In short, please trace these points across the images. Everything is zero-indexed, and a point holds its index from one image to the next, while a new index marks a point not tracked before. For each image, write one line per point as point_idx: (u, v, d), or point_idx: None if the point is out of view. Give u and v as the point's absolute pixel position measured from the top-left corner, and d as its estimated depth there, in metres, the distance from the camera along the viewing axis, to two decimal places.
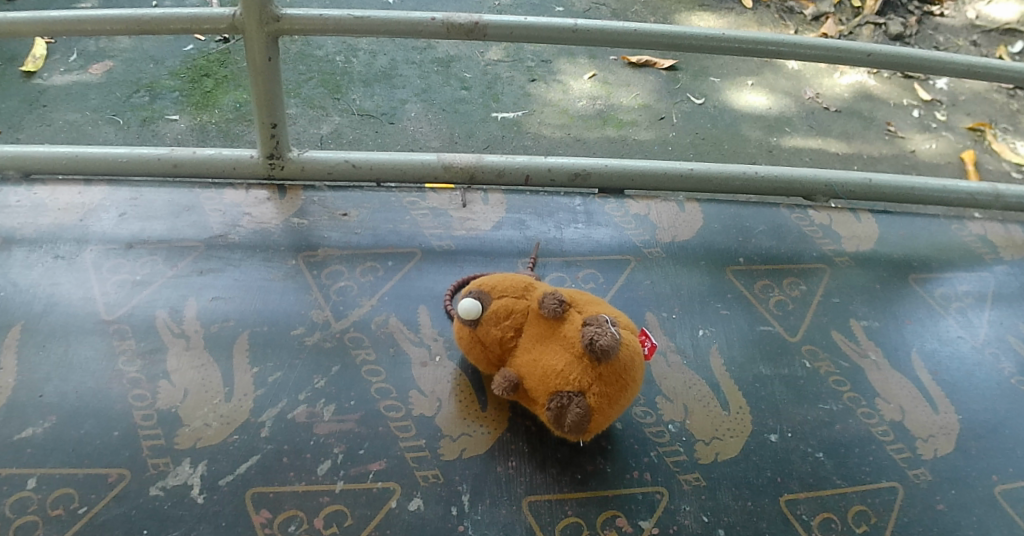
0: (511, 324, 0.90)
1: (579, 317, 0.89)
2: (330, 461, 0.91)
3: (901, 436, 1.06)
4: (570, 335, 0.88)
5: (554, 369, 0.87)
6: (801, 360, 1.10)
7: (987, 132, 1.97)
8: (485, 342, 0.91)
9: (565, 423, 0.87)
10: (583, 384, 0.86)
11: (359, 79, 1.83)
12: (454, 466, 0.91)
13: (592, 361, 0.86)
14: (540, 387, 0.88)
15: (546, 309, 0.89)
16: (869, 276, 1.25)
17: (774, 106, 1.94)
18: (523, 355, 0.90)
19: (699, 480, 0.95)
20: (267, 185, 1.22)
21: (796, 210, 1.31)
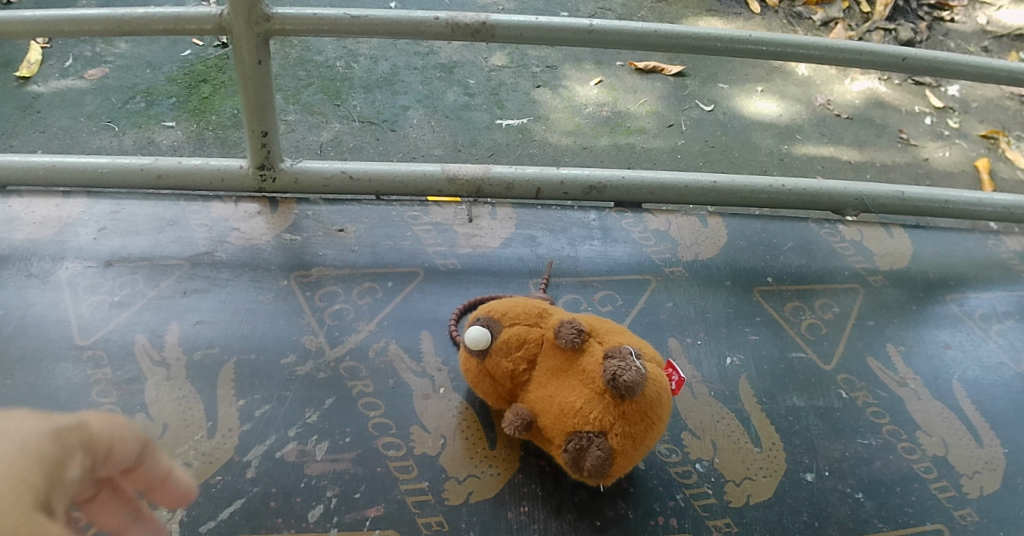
0: (523, 355, 0.82)
1: (599, 348, 0.80)
2: (322, 506, 0.83)
3: (946, 473, 0.97)
4: (590, 368, 0.79)
5: (572, 406, 0.78)
6: (837, 389, 1.00)
7: (1001, 140, 1.89)
8: (495, 375, 0.83)
9: (585, 467, 0.78)
10: (605, 424, 0.77)
11: (360, 85, 1.75)
12: (460, 512, 0.82)
13: (614, 398, 0.77)
14: (556, 426, 0.79)
15: (563, 339, 0.80)
16: (905, 295, 1.16)
17: (785, 114, 1.85)
18: (537, 389, 0.81)
19: (730, 526, 0.86)
20: (259, 197, 1.14)
21: (826, 225, 1.22)
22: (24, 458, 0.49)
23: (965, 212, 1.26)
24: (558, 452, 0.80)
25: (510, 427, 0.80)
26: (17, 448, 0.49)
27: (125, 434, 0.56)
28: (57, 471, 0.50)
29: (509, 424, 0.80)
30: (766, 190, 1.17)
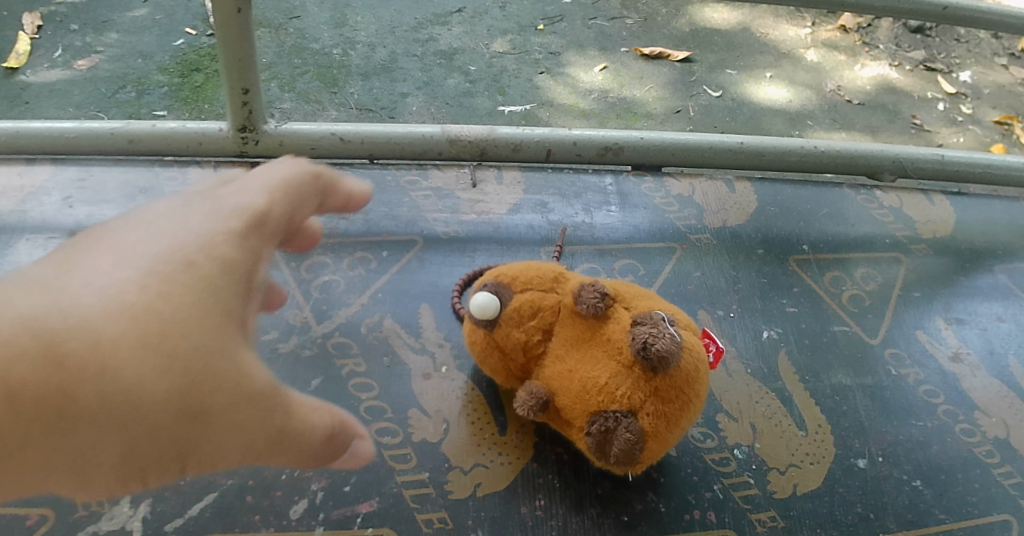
0: (538, 325, 0.71)
1: (626, 314, 0.69)
2: (306, 501, 0.72)
3: (1011, 457, 0.86)
4: (615, 337, 0.68)
5: (595, 381, 0.67)
6: (885, 365, 0.90)
7: (1017, 126, 1.73)
8: (506, 347, 0.72)
9: (612, 452, 0.67)
10: (634, 402, 0.66)
11: (358, 72, 1.58)
12: (466, 506, 0.71)
13: (645, 371, 0.67)
14: (576, 406, 0.68)
15: (584, 304, 0.69)
16: (952, 266, 1.05)
17: (795, 99, 1.70)
18: (554, 363, 0.70)
19: (775, 520, 0.75)
20: (240, 162, 1.04)
21: (862, 191, 1.11)
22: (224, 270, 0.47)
23: (1010, 177, 1.16)
24: (579, 435, 0.69)
25: (524, 407, 0.69)
26: (217, 263, 0.47)
27: (298, 199, 0.54)
28: (249, 280, 0.48)
29: (522, 403, 0.69)
30: (797, 151, 1.07)
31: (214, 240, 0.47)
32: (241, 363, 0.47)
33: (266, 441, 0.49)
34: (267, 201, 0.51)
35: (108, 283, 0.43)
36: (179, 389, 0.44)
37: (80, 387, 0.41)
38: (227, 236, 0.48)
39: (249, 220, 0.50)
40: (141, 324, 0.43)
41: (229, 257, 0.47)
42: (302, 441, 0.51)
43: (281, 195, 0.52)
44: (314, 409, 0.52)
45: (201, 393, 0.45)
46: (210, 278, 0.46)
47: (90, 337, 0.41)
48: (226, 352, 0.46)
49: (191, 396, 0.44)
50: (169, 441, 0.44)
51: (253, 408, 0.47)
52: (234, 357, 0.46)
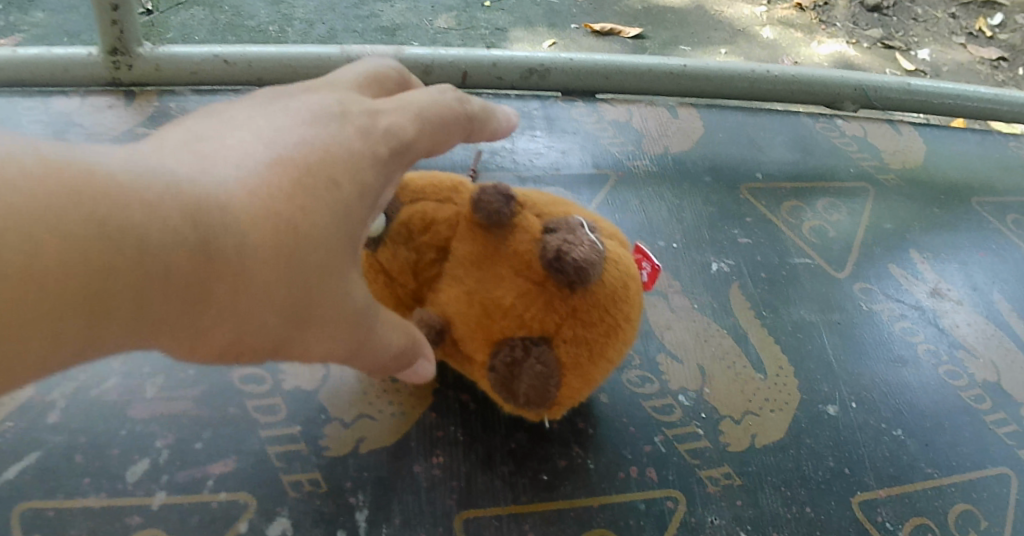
0: (429, 241, 0.57)
1: (534, 220, 0.56)
2: (148, 461, 0.57)
3: (1003, 403, 0.74)
4: (523, 249, 0.55)
5: (499, 304, 0.54)
6: (854, 301, 0.78)
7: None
8: (391, 269, 0.57)
9: (522, 390, 0.54)
10: (547, 325, 0.54)
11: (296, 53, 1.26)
12: (346, 467, 0.58)
13: (560, 288, 0.54)
14: (478, 335, 0.55)
15: (483, 210, 0.55)
16: (925, 198, 0.94)
17: None
18: (447, 286, 0.56)
19: (731, 477, 0.62)
20: (112, 90, 0.88)
21: (822, 120, 0.99)
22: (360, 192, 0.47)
23: (985, 112, 1.05)
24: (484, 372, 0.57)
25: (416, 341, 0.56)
26: (357, 188, 0.47)
27: (440, 136, 0.53)
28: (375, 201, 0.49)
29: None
30: (747, 76, 0.95)
31: (362, 163, 0.47)
32: (349, 284, 0.47)
33: (351, 355, 0.50)
34: (412, 133, 0.51)
35: (261, 180, 0.43)
36: (302, 300, 0.45)
37: (225, 282, 0.42)
38: (366, 163, 0.48)
39: (394, 145, 0.50)
40: (285, 233, 0.43)
41: (363, 183, 0.47)
42: (393, 363, 0.53)
43: (428, 125, 0.52)
44: (405, 336, 0.52)
45: (315, 307, 0.46)
46: (345, 201, 0.46)
47: (244, 234, 0.42)
48: (338, 272, 0.46)
49: (304, 310, 0.45)
50: (274, 339, 0.45)
51: (352, 327, 0.48)
52: (345, 279, 0.47)
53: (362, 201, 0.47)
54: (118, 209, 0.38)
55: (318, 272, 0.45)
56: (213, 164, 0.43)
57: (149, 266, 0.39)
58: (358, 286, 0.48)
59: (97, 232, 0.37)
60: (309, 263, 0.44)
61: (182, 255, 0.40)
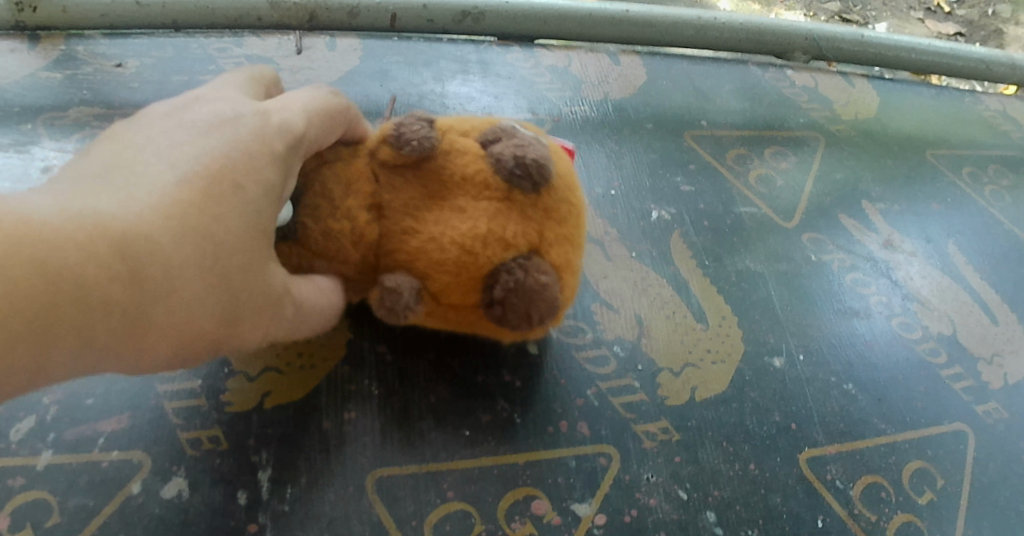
0: (363, 198, 0.51)
1: (461, 138, 0.53)
2: (33, 418, 0.51)
3: (957, 355, 0.72)
4: (469, 170, 0.52)
5: (475, 234, 0.51)
6: (802, 250, 0.74)
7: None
8: (325, 251, 0.51)
9: (534, 310, 0.51)
10: (530, 233, 0.52)
11: None
12: (249, 423, 0.52)
13: (525, 194, 0.52)
14: (463, 276, 0.51)
15: (407, 146, 0.51)
16: (877, 149, 0.91)
17: None
18: (401, 241, 0.51)
19: (668, 433, 0.59)
20: (16, 33, 0.80)
21: (772, 69, 0.95)
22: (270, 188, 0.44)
23: (940, 64, 1.02)
24: (477, 312, 0.53)
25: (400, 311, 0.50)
26: (265, 185, 0.44)
27: (330, 114, 0.50)
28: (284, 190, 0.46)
29: (393, 308, 0.50)
30: (693, 23, 0.91)
31: (263, 161, 0.44)
32: (277, 273, 0.45)
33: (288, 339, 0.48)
34: (306, 125, 0.48)
35: (172, 197, 0.40)
36: (239, 307, 0.43)
37: (160, 305, 0.40)
38: (270, 154, 0.45)
39: (290, 140, 0.47)
40: (204, 248, 0.41)
41: (270, 177, 0.45)
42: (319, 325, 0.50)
43: (317, 114, 0.49)
44: (323, 292, 0.50)
45: (251, 308, 0.44)
46: (258, 197, 0.44)
47: (168, 254, 0.40)
48: (264, 266, 0.44)
49: (239, 315, 0.43)
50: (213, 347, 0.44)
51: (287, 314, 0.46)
52: (271, 272, 0.45)
53: (273, 190, 0.45)
54: (43, 256, 0.36)
55: (248, 271, 0.43)
56: (124, 189, 0.40)
57: (80, 309, 0.37)
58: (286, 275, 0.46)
59: (39, 281, 0.36)
60: (235, 269, 0.42)
61: (115, 289, 0.38)
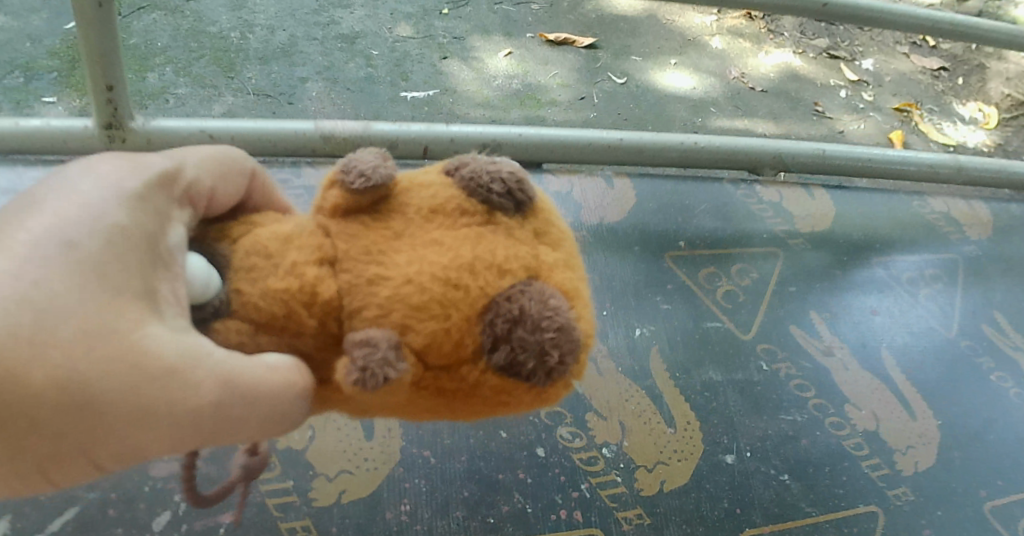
0: (315, 251, 0.45)
1: (420, 177, 0.49)
2: (169, 512, 0.70)
3: (878, 449, 0.89)
4: (438, 201, 0.47)
5: (460, 265, 0.44)
6: (756, 361, 0.92)
7: (914, 113, 1.68)
8: (267, 319, 0.44)
9: (548, 338, 0.43)
10: (524, 256, 0.45)
11: (256, 56, 1.38)
12: (330, 514, 0.71)
13: (509, 219, 0.47)
14: (453, 317, 0.43)
15: (358, 179, 0.46)
16: (828, 259, 1.08)
17: (700, 86, 1.60)
18: (370, 291, 0.44)
19: (642, 518, 0.76)
20: None
21: (742, 186, 1.13)
22: (115, 232, 0.38)
23: (891, 170, 1.21)
24: (479, 363, 0.44)
25: (379, 370, 0.40)
26: (103, 230, 0.38)
27: (226, 167, 0.47)
28: (151, 238, 0.40)
29: (370, 367, 0.40)
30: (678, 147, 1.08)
31: (99, 202, 0.39)
32: (153, 341, 0.37)
33: (206, 433, 0.39)
34: (195, 175, 0.44)
35: None
36: (103, 393, 0.35)
37: None
38: (130, 197, 0.40)
39: (163, 174, 0.42)
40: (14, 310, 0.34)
41: (123, 221, 0.39)
42: (265, 413, 0.41)
43: (207, 164, 0.46)
44: (275, 370, 0.41)
45: (127, 394, 0.36)
46: (112, 243, 0.38)
47: None
48: (127, 331, 0.37)
49: (111, 405, 0.36)
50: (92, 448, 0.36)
51: (186, 399, 0.37)
52: (143, 336, 0.37)
53: (138, 239, 0.39)
54: None
55: (100, 341, 0.36)
56: None
57: None
58: (178, 346, 0.38)
59: None
60: (81, 332, 0.35)
61: None
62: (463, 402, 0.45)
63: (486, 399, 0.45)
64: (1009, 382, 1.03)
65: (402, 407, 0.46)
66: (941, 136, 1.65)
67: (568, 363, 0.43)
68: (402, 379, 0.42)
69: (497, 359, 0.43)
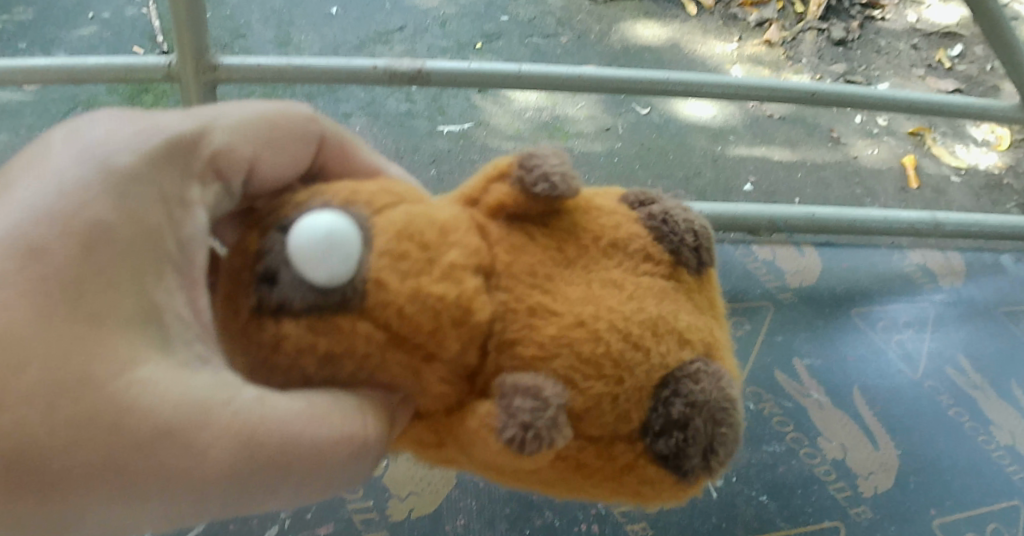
0: (482, 260, 0.50)
1: (602, 202, 0.56)
2: (277, 526, 0.94)
3: (844, 474, 1.08)
4: (619, 239, 0.54)
5: (644, 323, 0.50)
6: (745, 401, 1.13)
7: (926, 136, 1.95)
8: (413, 324, 0.47)
9: (717, 431, 0.50)
10: (698, 335, 0.52)
11: (302, 92, 1.75)
12: (403, 526, 0.95)
13: (688, 275, 0.55)
14: (625, 385, 0.49)
15: (542, 184, 0.52)
16: (812, 311, 1.28)
17: (720, 115, 1.92)
18: (537, 324, 0.49)
19: (646, 529, 0.98)
20: None
21: (741, 246, 1.35)
22: (121, 263, 0.47)
23: (874, 228, 1.35)
24: (637, 444, 0.50)
25: (547, 431, 0.46)
26: (110, 253, 0.47)
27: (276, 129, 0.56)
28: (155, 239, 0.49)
29: (537, 426, 0.46)
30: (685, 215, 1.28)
31: (115, 196, 0.48)
32: (148, 383, 0.46)
33: (214, 481, 0.47)
34: (224, 143, 0.54)
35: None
36: (82, 453, 0.44)
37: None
38: (129, 197, 0.49)
39: (184, 146, 0.52)
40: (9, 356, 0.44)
41: (114, 221, 0.48)
42: (263, 463, 0.47)
43: (250, 134, 0.55)
44: (327, 421, 0.48)
45: (108, 447, 0.45)
46: (103, 251, 0.47)
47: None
48: (120, 373, 0.45)
49: (96, 457, 0.45)
50: (87, 495, 0.45)
51: (171, 447, 0.46)
52: (141, 377, 0.46)
53: (135, 242, 0.48)
54: None
55: (79, 389, 0.45)
56: None
57: None
58: (165, 388, 0.46)
59: None
60: (64, 381, 0.44)
61: None
62: (586, 478, 0.51)
63: (613, 484, 0.51)
64: (966, 416, 1.18)
65: (528, 473, 0.51)
66: (952, 158, 1.92)
67: (718, 463, 0.51)
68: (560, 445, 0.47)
69: (657, 445, 0.50)
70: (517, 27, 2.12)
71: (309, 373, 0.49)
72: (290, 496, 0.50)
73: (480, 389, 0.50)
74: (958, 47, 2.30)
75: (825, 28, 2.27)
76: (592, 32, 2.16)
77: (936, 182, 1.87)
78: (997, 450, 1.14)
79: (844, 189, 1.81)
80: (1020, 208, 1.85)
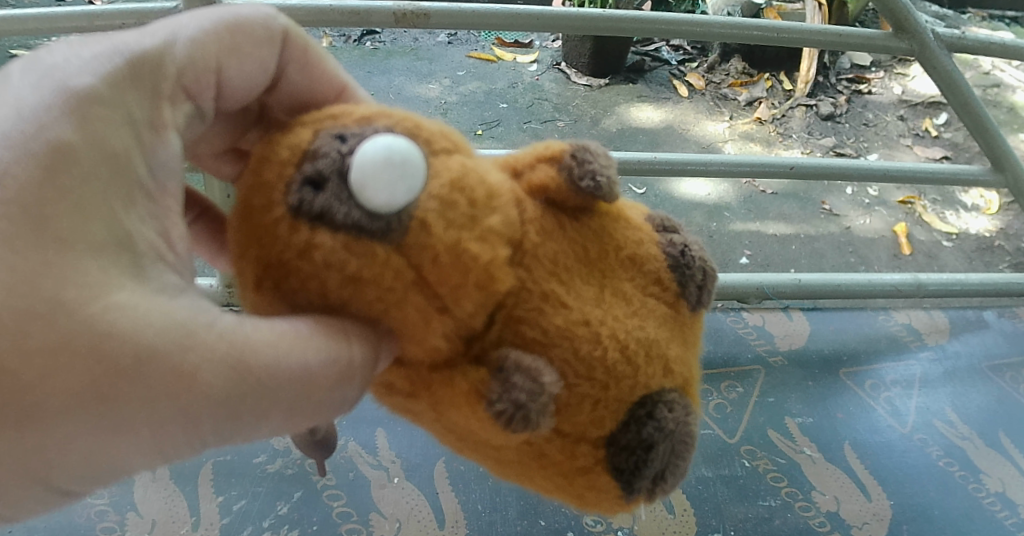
0: (519, 228, 0.50)
1: (631, 216, 0.58)
2: None
3: (838, 525, 1.12)
4: (639, 254, 0.55)
5: (640, 342, 0.52)
6: (740, 459, 1.19)
7: (917, 204, 2.05)
8: (442, 279, 0.48)
9: (673, 464, 0.52)
10: (682, 369, 0.54)
11: None
12: None
13: (687, 311, 0.56)
14: (608, 393, 0.51)
15: (588, 181, 0.52)
16: (802, 373, 1.34)
17: (713, 194, 2.03)
18: (546, 309, 0.50)
19: None
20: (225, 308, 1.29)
21: (731, 314, 1.43)
22: (82, 171, 0.45)
23: (858, 292, 1.42)
24: (599, 451, 0.52)
25: (536, 414, 0.47)
26: (71, 169, 0.45)
27: (249, 35, 0.54)
28: (123, 159, 0.47)
29: (527, 407, 0.47)
30: None
31: (81, 116, 0.46)
32: (116, 305, 0.44)
33: (204, 407, 0.45)
34: (186, 58, 0.51)
35: None
36: (56, 382, 0.43)
37: None
38: (90, 115, 0.46)
39: (152, 73, 0.50)
40: None
41: (74, 140, 0.45)
42: (258, 387, 0.46)
43: (218, 38, 0.52)
44: (329, 361, 0.48)
45: (86, 375, 0.43)
46: (64, 169, 0.45)
47: None
48: (86, 296, 0.43)
49: (74, 387, 0.43)
50: (68, 428, 0.44)
51: (159, 373, 0.44)
52: (113, 300, 0.44)
53: (99, 167, 0.46)
54: None
55: (48, 313, 0.43)
56: None
57: None
58: (141, 311, 0.44)
59: None
60: (32, 307, 0.42)
61: None
62: (539, 468, 0.53)
63: (562, 481, 0.53)
64: (956, 467, 1.22)
65: (490, 448, 0.52)
66: (943, 224, 2.01)
67: (662, 491, 0.53)
68: (539, 430, 0.48)
69: (615, 459, 0.52)
70: (514, 114, 2.24)
71: (325, 288, 0.48)
72: (284, 428, 0.49)
73: (475, 355, 0.50)
74: (943, 116, 2.39)
75: (813, 103, 2.40)
76: (586, 116, 2.28)
77: (927, 247, 1.93)
78: (988, 497, 1.17)
79: (838, 258, 1.88)
80: (1013, 268, 1.90)
